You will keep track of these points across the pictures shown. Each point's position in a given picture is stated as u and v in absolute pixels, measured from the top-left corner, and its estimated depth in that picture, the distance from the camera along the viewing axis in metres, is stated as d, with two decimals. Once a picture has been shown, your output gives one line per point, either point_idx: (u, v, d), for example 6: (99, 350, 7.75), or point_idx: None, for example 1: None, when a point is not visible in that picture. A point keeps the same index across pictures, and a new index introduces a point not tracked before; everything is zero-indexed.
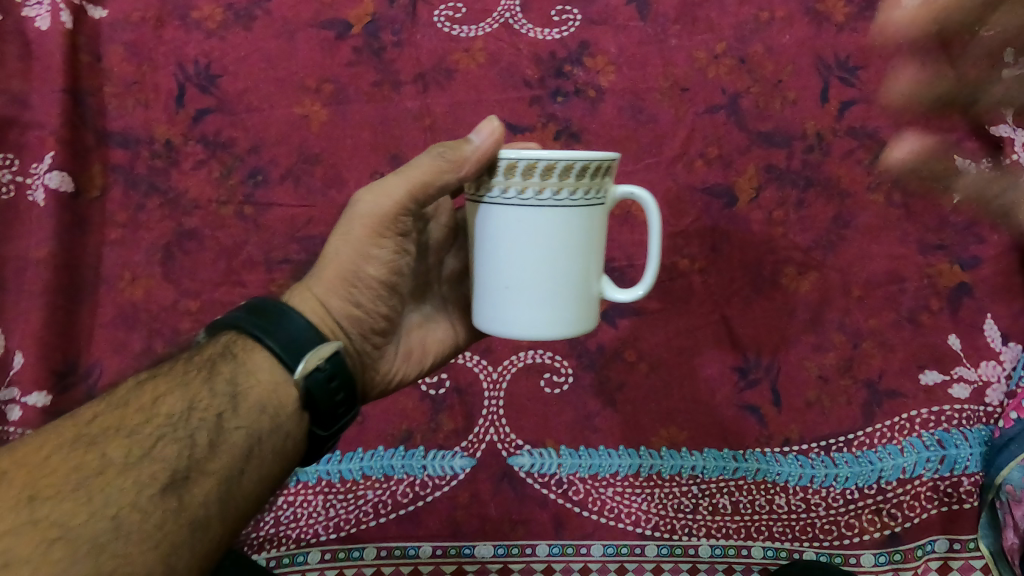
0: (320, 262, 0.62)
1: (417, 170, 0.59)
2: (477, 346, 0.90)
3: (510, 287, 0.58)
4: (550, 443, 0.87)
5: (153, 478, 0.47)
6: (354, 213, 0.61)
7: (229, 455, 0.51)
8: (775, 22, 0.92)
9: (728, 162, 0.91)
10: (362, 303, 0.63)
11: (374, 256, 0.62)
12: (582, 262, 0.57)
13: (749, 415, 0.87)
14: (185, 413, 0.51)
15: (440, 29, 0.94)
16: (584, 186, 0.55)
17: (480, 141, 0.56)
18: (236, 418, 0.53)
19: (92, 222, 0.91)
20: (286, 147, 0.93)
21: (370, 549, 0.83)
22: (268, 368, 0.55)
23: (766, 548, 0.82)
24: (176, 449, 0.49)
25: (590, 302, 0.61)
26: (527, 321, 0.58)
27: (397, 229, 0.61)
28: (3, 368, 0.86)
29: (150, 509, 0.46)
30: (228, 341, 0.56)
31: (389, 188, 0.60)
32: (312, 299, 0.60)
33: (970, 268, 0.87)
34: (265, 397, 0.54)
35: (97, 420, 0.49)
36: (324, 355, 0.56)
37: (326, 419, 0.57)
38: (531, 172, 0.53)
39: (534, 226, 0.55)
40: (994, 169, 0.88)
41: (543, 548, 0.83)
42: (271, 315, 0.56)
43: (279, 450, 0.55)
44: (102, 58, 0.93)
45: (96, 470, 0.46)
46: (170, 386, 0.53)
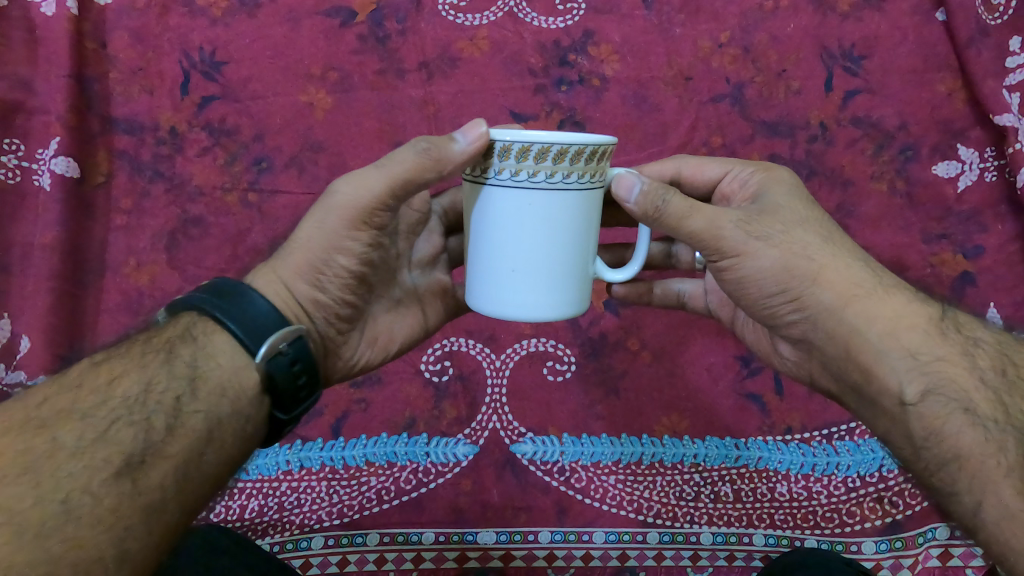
0: (288, 246, 0.62)
1: (399, 166, 0.57)
2: (481, 335, 0.91)
3: (517, 271, 0.57)
4: (552, 431, 0.87)
5: (107, 461, 0.45)
6: (332, 204, 0.60)
7: (187, 439, 0.50)
8: (780, 11, 0.92)
9: (732, 151, 0.91)
10: (329, 291, 0.62)
11: (346, 245, 0.60)
12: (576, 243, 0.58)
13: (751, 403, 0.88)
14: (142, 396, 0.49)
15: (445, 17, 0.94)
16: (589, 171, 0.55)
17: (467, 145, 0.53)
18: (195, 400, 0.51)
19: (97, 208, 0.92)
20: (291, 135, 0.93)
21: (373, 535, 0.82)
22: (229, 351, 0.54)
23: (767, 536, 0.81)
24: (132, 432, 0.47)
25: (581, 283, 0.61)
26: (522, 301, 0.58)
27: (372, 222, 0.60)
28: (9, 352, 0.86)
29: (102, 493, 0.44)
30: (189, 323, 0.55)
31: (369, 181, 0.58)
32: (277, 282, 0.60)
33: (973, 257, 0.87)
34: (224, 381, 0.53)
35: (49, 402, 0.47)
36: (286, 338, 0.55)
37: (286, 403, 0.56)
38: (544, 156, 0.52)
39: (534, 208, 0.55)
40: (997, 159, 0.87)
41: (545, 534, 0.82)
42: (232, 297, 0.55)
43: (238, 433, 0.53)
44: (108, 45, 0.94)
45: (46, 453, 0.44)
46: (127, 368, 0.51)
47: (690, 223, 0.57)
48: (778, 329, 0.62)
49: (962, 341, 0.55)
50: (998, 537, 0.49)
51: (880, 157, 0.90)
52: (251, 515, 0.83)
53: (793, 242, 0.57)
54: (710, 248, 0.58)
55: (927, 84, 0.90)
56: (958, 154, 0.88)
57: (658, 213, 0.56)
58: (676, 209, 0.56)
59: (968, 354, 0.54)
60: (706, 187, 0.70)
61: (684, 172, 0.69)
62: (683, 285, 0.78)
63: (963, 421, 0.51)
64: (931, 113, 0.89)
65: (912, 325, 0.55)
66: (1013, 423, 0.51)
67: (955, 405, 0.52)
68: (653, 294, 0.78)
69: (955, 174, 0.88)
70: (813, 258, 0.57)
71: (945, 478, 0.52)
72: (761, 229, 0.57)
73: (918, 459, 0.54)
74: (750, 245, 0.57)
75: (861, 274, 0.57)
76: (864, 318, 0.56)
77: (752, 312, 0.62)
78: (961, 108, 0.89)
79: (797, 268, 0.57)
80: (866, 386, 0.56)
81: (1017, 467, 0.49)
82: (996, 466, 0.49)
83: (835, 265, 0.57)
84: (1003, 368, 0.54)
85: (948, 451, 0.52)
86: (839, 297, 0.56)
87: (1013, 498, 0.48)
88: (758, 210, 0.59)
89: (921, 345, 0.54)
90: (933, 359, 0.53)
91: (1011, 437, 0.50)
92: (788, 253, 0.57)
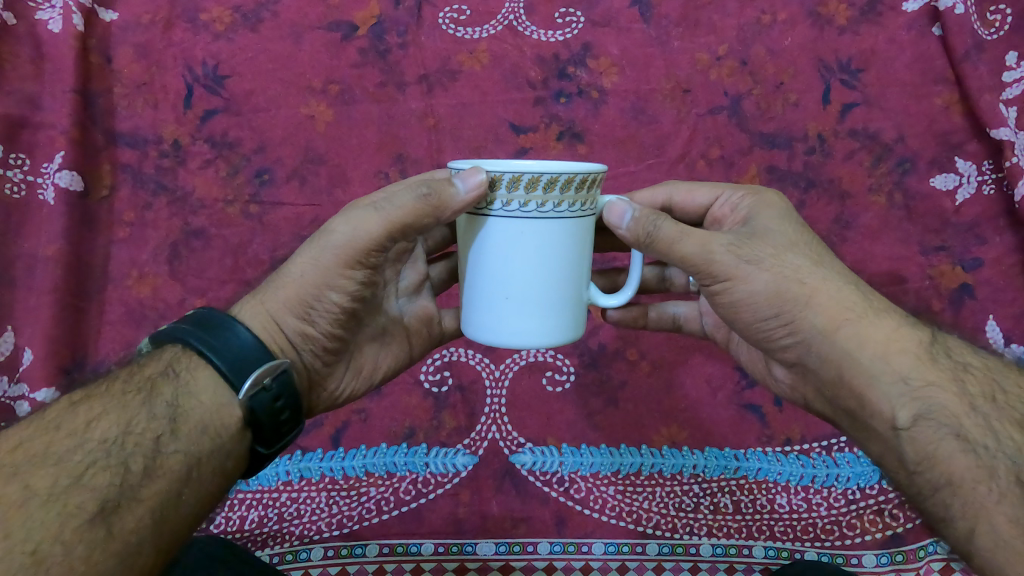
0: (279, 279, 0.62)
1: (397, 210, 0.58)
2: (481, 345, 0.92)
3: (510, 298, 0.58)
4: (551, 442, 0.88)
5: (80, 507, 0.45)
6: (327, 243, 0.60)
7: (165, 481, 0.49)
8: (776, 25, 0.93)
9: (730, 162, 0.91)
10: (318, 325, 0.62)
11: (339, 283, 0.60)
12: (571, 272, 0.59)
13: (750, 414, 0.89)
14: (119, 437, 0.49)
15: (445, 30, 0.96)
16: (580, 200, 0.55)
17: (467, 192, 0.54)
18: (175, 440, 0.51)
19: (100, 221, 0.92)
20: (292, 147, 0.94)
21: (372, 546, 0.81)
22: (212, 388, 0.54)
23: (768, 548, 0.81)
24: (107, 476, 0.47)
25: (575, 310, 0.61)
26: (516, 329, 0.59)
27: (367, 262, 0.60)
28: (11, 365, 0.86)
29: (75, 541, 0.43)
30: (171, 358, 0.55)
31: (366, 223, 0.58)
32: (266, 316, 0.61)
33: (972, 269, 0.87)
34: (205, 419, 0.53)
35: (23, 448, 0.47)
36: (270, 373, 0.55)
37: (268, 438, 0.57)
38: (534, 186, 0.53)
39: (530, 238, 0.55)
40: (996, 172, 0.87)
41: (545, 546, 0.81)
42: (217, 329, 0.55)
43: (218, 470, 0.54)
44: (113, 60, 0.96)
45: (18, 501, 0.44)
46: (106, 408, 0.51)
47: (680, 247, 0.58)
48: (773, 352, 0.63)
49: (951, 365, 0.55)
50: (991, 564, 0.49)
51: (878, 169, 0.90)
52: (250, 526, 0.83)
53: (785, 266, 0.58)
54: (702, 272, 0.58)
55: (925, 97, 0.90)
56: (956, 167, 0.89)
57: (649, 239, 0.58)
58: (668, 231, 0.57)
59: (959, 378, 0.54)
60: (697, 213, 0.70)
61: (675, 199, 0.70)
62: (677, 308, 0.79)
63: (955, 447, 0.51)
64: (928, 126, 0.90)
65: (903, 350, 0.55)
66: (1004, 448, 0.51)
67: (946, 431, 0.52)
68: (648, 317, 0.79)
69: (953, 186, 0.88)
70: (805, 283, 0.57)
71: (940, 503, 0.52)
72: (751, 254, 0.58)
73: (912, 483, 0.54)
74: (741, 270, 0.57)
75: (852, 298, 0.57)
76: (855, 342, 0.56)
77: (747, 334, 0.62)
78: (959, 121, 0.89)
79: (789, 296, 0.57)
80: (859, 410, 0.57)
81: (1009, 494, 0.49)
82: (987, 493, 0.50)
83: (826, 289, 0.57)
84: (994, 391, 0.54)
85: (941, 476, 0.52)
86: (830, 321, 0.57)
87: (1005, 526, 0.48)
88: (749, 235, 0.59)
89: (911, 370, 0.54)
90: (925, 384, 0.54)
91: (1002, 463, 0.50)
92: (779, 278, 0.57)
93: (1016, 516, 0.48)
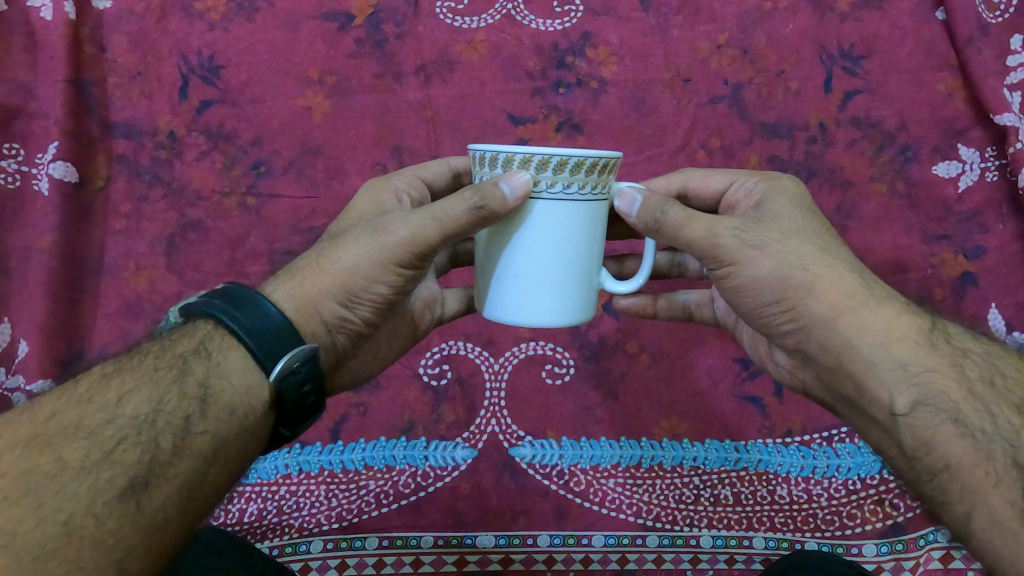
0: (315, 265, 0.59)
1: (453, 221, 0.55)
2: (480, 338, 0.91)
3: (518, 278, 0.58)
4: (551, 435, 0.87)
5: (111, 482, 0.44)
6: (383, 242, 0.57)
7: (193, 460, 0.49)
8: (778, 12, 0.93)
9: (730, 152, 0.90)
10: (356, 313, 0.60)
11: (387, 281, 0.58)
12: (584, 254, 0.58)
13: (750, 406, 0.88)
14: (150, 415, 0.48)
15: (443, 20, 0.95)
16: (592, 182, 0.54)
17: (513, 195, 0.53)
18: (204, 421, 0.50)
19: (96, 213, 0.92)
20: (289, 139, 0.93)
21: (371, 538, 0.81)
22: (242, 368, 0.53)
23: (768, 539, 0.80)
24: (138, 453, 0.46)
25: (587, 293, 0.61)
26: (530, 309, 0.59)
27: (418, 264, 0.58)
28: (7, 356, 0.85)
29: (105, 515, 0.43)
30: (204, 336, 0.54)
31: (426, 232, 0.56)
32: (300, 301, 0.58)
33: (974, 258, 0.86)
34: (234, 401, 0.52)
35: (55, 419, 0.47)
36: (300, 357, 0.53)
37: (291, 420, 0.55)
38: (544, 167, 0.53)
39: (547, 219, 0.55)
40: (999, 158, 0.86)
41: (545, 538, 0.81)
42: (246, 306, 0.53)
43: (242, 451, 0.53)
44: (107, 50, 0.95)
45: (51, 472, 0.43)
46: (138, 384, 0.50)
47: (686, 232, 0.57)
48: (775, 338, 0.62)
49: (951, 352, 0.54)
50: (990, 547, 0.48)
51: (880, 157, 0.89)
52: (250, 518, 0.82)
53: (791, 251, 0.57)
54: (708, 256, 0.58)
55: (928, 84, 0.89)
56: (959, 154, 0.88)
57: (656, 225, 0.57)
58: (672, 216, 0.57)
59: (958, 364, 0.53)
60: (712, 199, 0.70)
61: (690, 185, 0.70)
62: (687, 296, 0.79)
63: (953, 431, 0.51)
64: (931, 113, 0.89)
65: (902, 336, 0.54)
66: (1002, 432, 0.50)
67: (944, 416, 0.51)
68: (658, 306, 0.78)
69: (956, 174, 0.87)
70: (809, 269, 0.56)
71: (938, 487, 0.51)
72: (758, 237, 0.57)
73: (911, 468, 0.53)
74: (747, 253, 0.57)
75: (855, 284, 0.57)
76: (854, 329, 0.55)
77: (750, 319, 0.62)
78: (962, 107, 0.88)
79: (803, 274, 0.56)
80: (858, 397, 0.56)
81: (1006, 477, 0.48)
82: (984, 476, 0.49)
83: (829, 276, 0.57)
84: (992, 377, 0.53)
85: (938, 461, 0.51)
86: (832, 308, 0.56)
87: (1003, 509, 0.47)
88: (757, 218, 0.59)
89: (911, 356, 0.54)
90: (924, 370, 0.53)
91: (1000, 447, 0.49)
92: (784, 261, 0.56)
93: (1014, 498, 0.47)
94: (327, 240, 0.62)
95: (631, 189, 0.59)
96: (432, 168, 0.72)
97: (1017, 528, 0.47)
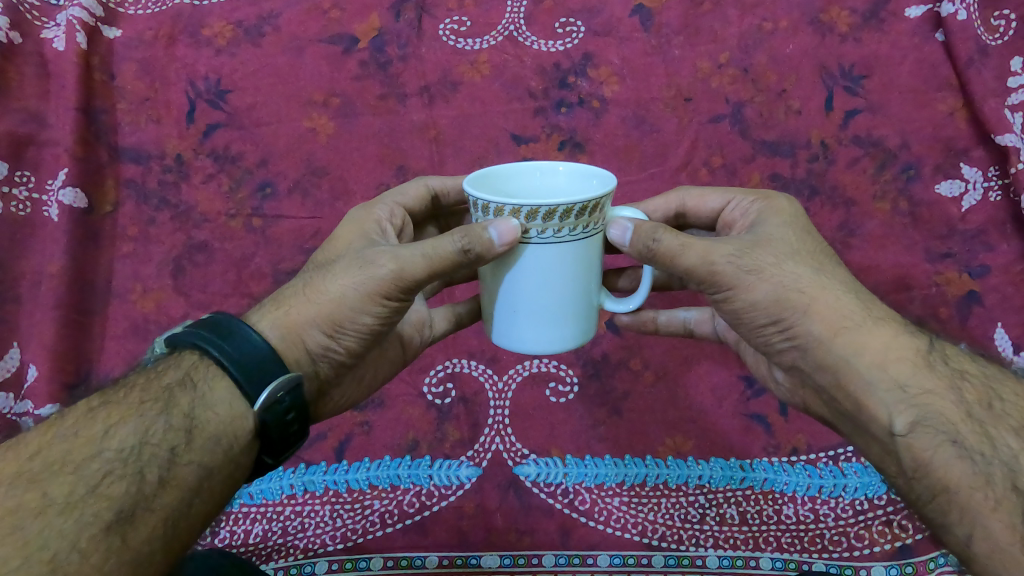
0: (302, 294, 0.60)
1: (440, 258, 0.56)
2: (483, 356, 0.95)
3: (512, 310, 0.60)
4: (556, 453, 0.87)
5: (97, 517, 0.45)
6: (370, 274, 0.57)
7: (178, 492, 0.49)
8: (778, 32, 0.93)
9: (733, 170, 0.90)
10: (344, 343, 0.61)
11: (374, 312, 0.59)
12: (574, 288, 0.59)
13: (756, 423, 0.88)
14: (137, 447, 0.49)
15: (446, 42, 0.97)
16: (582, 224, 0.55)
17: (501, 241, 0.54)
18: (189, 452, 0.51)
19: (104, 237, 0.93)
20: (293, 161, 0.94)
21: (377, 559, 0.79)
22: (227, 398, 0.54)
23: (774, 559, 0.77)
24: (123, 486, 0.47)
25: (580, 322, 0.62)
26: (522, 337, 0.61)
27: (406, 298, 0.59)
28: (16, 382, 0.85)
29: (91, 550, 0.44)
30: (190, 366, 0.54)
31: (413, 267, 0.56)
32: (292, 330, 0.59)
33: (979, 277, 0.85)
34: (219, 431, 0.53)
35: (42, 454, 0.47)
36: (285, 387, 0.55)
37: (276, 448, 0.56)
38: (533, 217, 0.53)
39: (537, 258, 0.56)
40: (1002, 178, 0.86)
41: (550, 558, 0.79)
42: (232, 335, 0.54)
43: (227, 479, 0.54)
44: (116, 77, 0.98)
45: (37, 509, 0.44)
46: (123, 417, 0.50)
47: (681, 260, 0.57)
48: (771, 355, 0.63)
49: (949, 373, 0.54)
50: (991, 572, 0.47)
51: (883, 175, 0.89)
52: (253, 539, 0.82)
53: (785, 275, 0.57)
54: (704, 282, 0.58)
55: (929, 102, 0.89)
56: (962, 173, 0.87)
57: (651, 253, 0.58)
58: (666, 245, 0.57)
59: (955, 386, 0.53)
60: (710, 216, 0.70)
61: (688, 204, 0.70)
62: (687, 313, 0.79)
63: (951, 454, 0.50)
64: (933, 131, 0.89)
65: (900, 356, 0.55)
66: (1001, 455, 0.50)
67: (943, 438, 0.51)
68: (659, 322, 0.79)
69: (959, 193, 0.87)
70: (804, 291, 0.57)
71: (937, 509, 0.51)
72: (752, 262, 0.57)
73: (912, 489, 0.53)
74: (740, 279, 0.57)
75: (852, 305, 0.57)
76: (853, 350, 0.56)
77: (745, 337, 0.63)
78: (964, 127, 0.88)
79: (793, 299, 0.57)
80: (855, 413, 0.57)
81: (1005, 502, 0.48)
82: (984, 499, 0.48)
83: (826, 297, 0.57)
84: (990, 400, 0.53)
85: (935, 482, 0.51)
86: (828, 328, 0.56)
87: (1001, 533, 0.47)
88: (751, 242, 0.59)
89: (909, 377, 0.54)
90: (922, 391, 0.53)
91: (998, 469, 0.49)
92: (777, 287, 0.57)
93: (1014, 523, 0.47)
94: (313, 268, 0.62)
95: (627, 217, 0.59)
96: (411, 192, 0.73)
97: (1016, 551, 0.46)
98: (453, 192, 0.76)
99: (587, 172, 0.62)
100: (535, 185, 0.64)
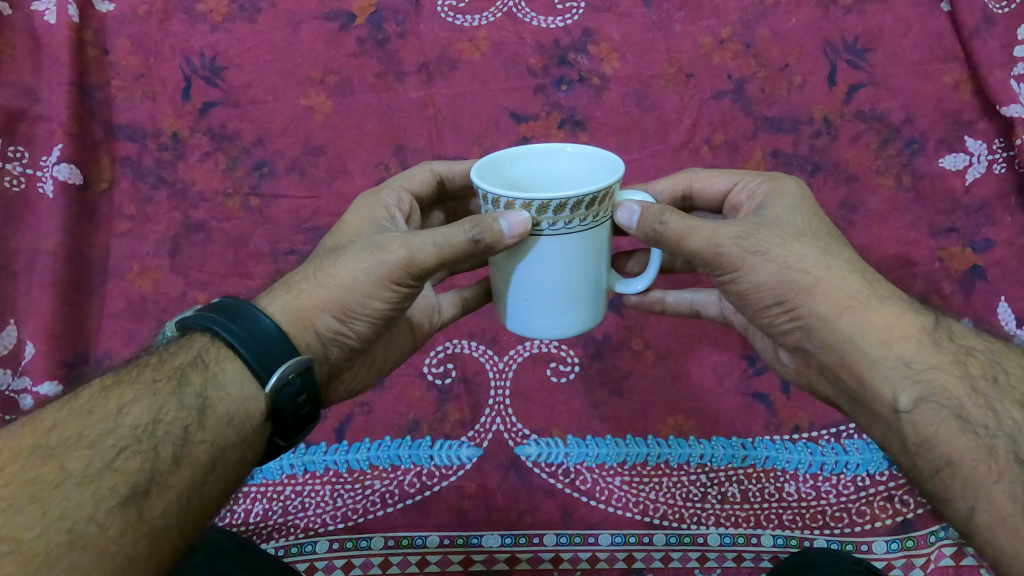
0: (311, 281, 0.59)
1: (450, 247, 0.55)
2: (484, 337, 0.94)
3: (525, 299, 0.59)
4: (557, 433, 0.87)
5: (112, 490, 0.44)
6: (381, 261, 0.56)
7: (192, 469, 0.48)
8: (782, 6, 0.92)
9: (734, 148, 0.90)
10: (353, 329, 0.60)
11: (385, 298, 0.58)
12: (585, 275, 0.58)
13: (758, 402, 0.88)
14: (150, 425, 0.48)
15: (445, 18, 0.95)
16: (591, 214, 0.54)
17: (511, 232, 0.53)
18: (202, 430, 0.50)
19: (101, 215, 0.93)
20: (291, 139, 0.93)
21: (377, 538, 0.79)
22: (238, 379, 0.53)
23: (776, 536, 0.77)
24: (138, 462, 0.46)
25: (591, 306, 0.61)
26: (536, 325, 0.61)
27: (417, 285, 0.58)
28: (14, 358, 0.85)
29: (107, 523, 0.43)
30: (200, 349, 0.54)
31: (424, 255, 0.56)
32: (299, 315, 0.58)
33: (983, 251, 0.84)
34: (231, 411, 0.52)
35: (57, 429, 0.47)
36: (296, 368, 0.54)
37: (288, 430, 0.56)
38: (544, 209, 0.52)
39: (548, 249, 0.55)
40: (1007, 150, 0.85)
41: (551, 537, 0.79)
42: (242, 320, 0.54)
43: (240, 461, 0.53)
44: (109, 53, 0.96)
45: (54, 481, 0.43)
46: (137, 395, 0.50)
47: (688, 243, 0.56)
48: (777, 336, 0.62)
49: (953, 349, 0.54)
50: (992, 542, 0.47)
51: (886, 151, 0.88)
52: (254, 519, 0.81)
53: (790, 255, 0.56)
54: (710, 265, 0.58)
55: (934, 75, 0.88)
56: (966, 146, 0.87)
57: (657, 235, 0.57)
58: (670, 229, 0.56)
59: (960, 361, 0.53)
60: (718, 199, 0.69)
61: (695, 186, 0.69)
62: (696, 293, 0.78)
63: (955, 428, 0.50)
64: (938, 105, 0.88)
65: (906, 334, 0.54)
66: (1004, 427, 0.49)
67: (947, 412, 0.51)
68: (666, 302, 0.78)
69: (963, 166, 0.86)
70: (810, 271, 0.56)
71: (940, 483, 0.51)
72: (758, 243, 0.56)
73: (915, 465, 0.53)
74: (747, 261, 0.56)
75: (857, 284, 0.56)
76: (857, 328, 0.55)
77: (752, 318, 0.62)
78: (969, 99, 0.87)
79: (802, 280, 0.56)
80: (860, 393, 0.56)
81: (1008, 472, 0.47)
82: (986, 472, 0.48)
83: (831, 278, 0.56)
84: (996, 373, 0.53)
85: (939, 457, 0.50)
86: (833, 308, 0.55)
87: (1005, 504, 0.47)
88: (756, 223, 0.58)
89: (914, 354, 0.53)
90: (926, 367, 0.52)
91: (1002, 441, 0.49)
92: (784, 268, 0.56)
93: (1016, 494, 0.47)
94: (322, 254, 0.62)
95: (632, 200, 0.58)
96: (418, 177, 0.72)
97: (1017, 522, 0.46)
98: (458, 177, 0.75)
99: (595, 154, 0.61)
100: (542, 167, 0.63)
